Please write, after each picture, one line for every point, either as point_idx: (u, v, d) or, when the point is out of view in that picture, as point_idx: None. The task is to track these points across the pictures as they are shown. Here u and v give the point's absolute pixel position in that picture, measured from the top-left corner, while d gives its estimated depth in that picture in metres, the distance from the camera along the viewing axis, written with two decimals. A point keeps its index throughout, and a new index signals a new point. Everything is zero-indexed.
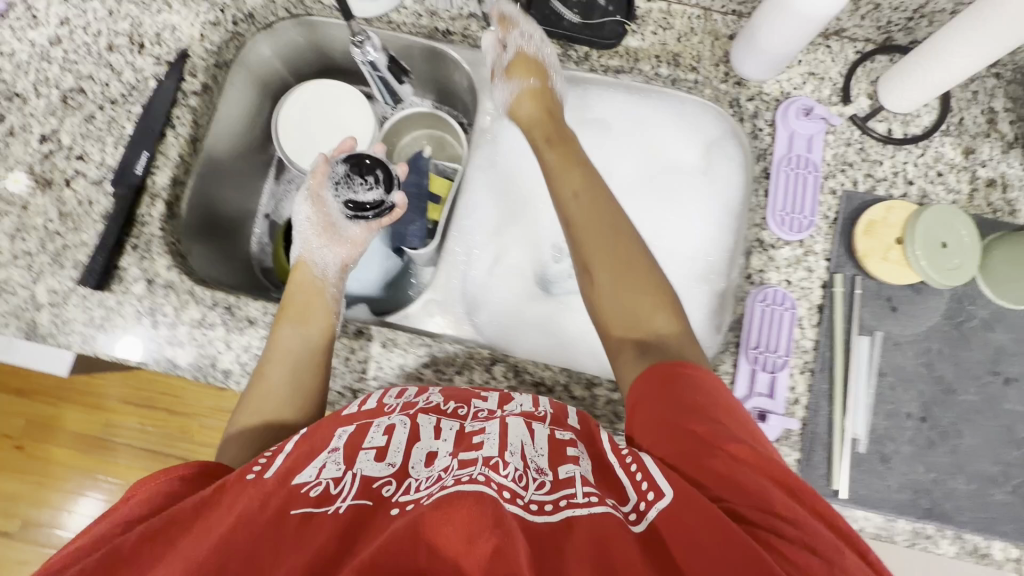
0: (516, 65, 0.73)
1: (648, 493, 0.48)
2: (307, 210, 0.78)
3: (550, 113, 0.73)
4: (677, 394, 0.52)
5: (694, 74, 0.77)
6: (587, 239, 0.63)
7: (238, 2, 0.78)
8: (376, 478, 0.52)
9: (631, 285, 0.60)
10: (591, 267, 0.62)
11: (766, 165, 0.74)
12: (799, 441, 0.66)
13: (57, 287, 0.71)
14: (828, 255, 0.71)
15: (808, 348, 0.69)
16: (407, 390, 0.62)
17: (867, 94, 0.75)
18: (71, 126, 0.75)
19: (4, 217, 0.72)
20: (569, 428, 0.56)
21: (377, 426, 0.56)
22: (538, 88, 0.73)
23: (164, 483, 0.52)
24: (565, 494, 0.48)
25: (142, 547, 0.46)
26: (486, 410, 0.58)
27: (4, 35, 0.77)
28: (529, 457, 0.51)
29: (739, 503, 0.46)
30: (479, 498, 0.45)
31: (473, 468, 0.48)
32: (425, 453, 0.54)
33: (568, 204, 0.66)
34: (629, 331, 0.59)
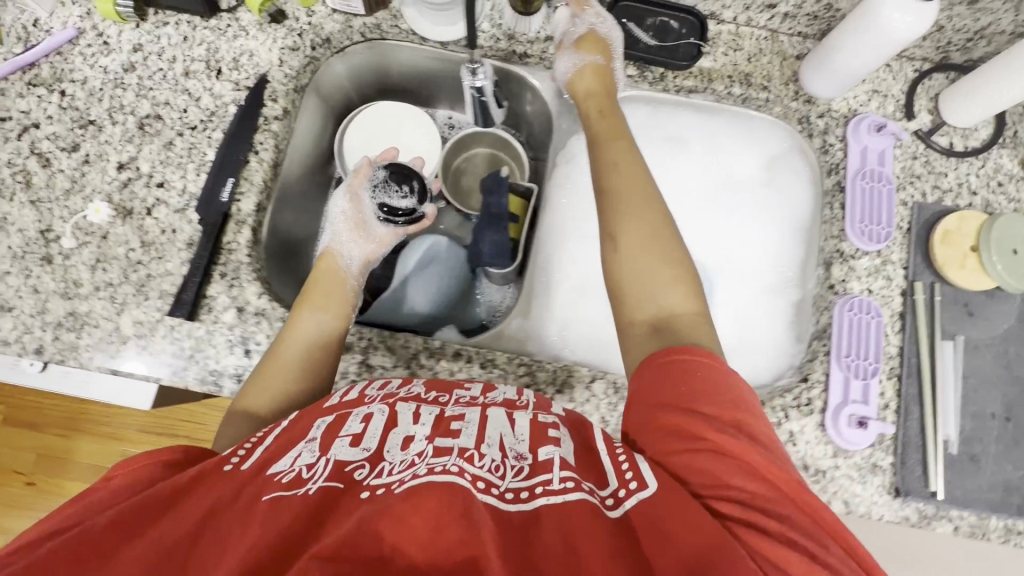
0: (585, 41, 0.74)
1: (631, 481, 0.46)
2: (343, 204, 0.82)
3: (608, 90, 0.74)
4: (694, 380, 0.50)
5: (765, 93, 0.80)
6: (625, 209, 0.62)
7: (316, 27, 0.78)
8: (348, 463, 0.51)
9: (658, 261, 0.59)
10: (619, 237, 0.61)
11: (839, 179, 0.77)
12: (892, 445, 0.69)
13: (143, 318, 0.69)
14: (905, 264, 0.74)
15: (895, 354, 0.71)
16: (391, 381, 0.62)
17: (928, 110, 0.79)
18: (149, 153, 0.73)
19: (83, 248, 0.70)
20: (553, 416, 0.56)
21: (356, 415, 0.56)
22: (602, 66, 0.74)
23: (149, 467, 0.52)
24: (540, 481, 0.47)
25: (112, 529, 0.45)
26: (468, 397, 0.58)
27: (75, 63, 0.76)
28: (508, 448, 0.51)
29: (726, 501, 0.44)
30: (452, 489, 0.45)
31: (447, 458, 0.48)
32: (403, 437, 0.52)
33: (607, 171, 0.65)
34: (640, 305, 0.58)
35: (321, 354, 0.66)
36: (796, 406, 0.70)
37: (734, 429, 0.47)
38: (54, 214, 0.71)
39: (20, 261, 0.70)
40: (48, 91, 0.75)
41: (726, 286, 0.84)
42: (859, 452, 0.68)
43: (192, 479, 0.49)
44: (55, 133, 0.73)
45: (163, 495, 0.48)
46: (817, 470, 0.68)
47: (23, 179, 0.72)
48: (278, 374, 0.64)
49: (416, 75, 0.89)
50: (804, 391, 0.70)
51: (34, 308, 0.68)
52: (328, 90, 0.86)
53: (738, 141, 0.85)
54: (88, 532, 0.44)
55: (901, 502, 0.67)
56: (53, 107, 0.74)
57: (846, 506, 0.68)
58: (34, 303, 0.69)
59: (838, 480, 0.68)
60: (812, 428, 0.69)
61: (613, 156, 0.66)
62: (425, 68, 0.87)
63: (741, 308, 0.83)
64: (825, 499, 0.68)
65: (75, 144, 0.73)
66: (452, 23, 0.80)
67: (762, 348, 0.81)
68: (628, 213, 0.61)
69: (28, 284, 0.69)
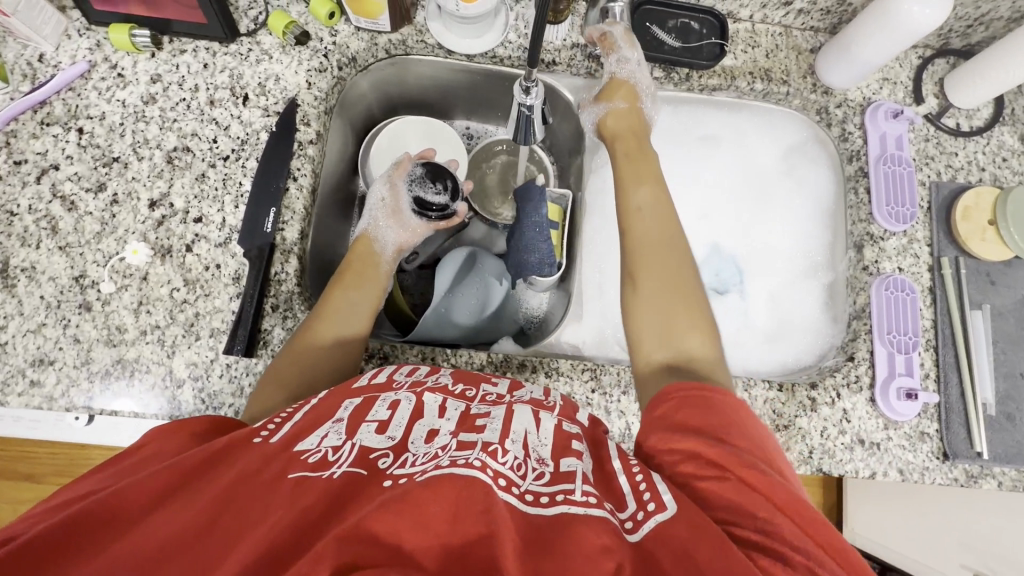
0: (608, 88, 0.76)
1: (649, 502, 0.45)
2: (382, 191, 0.81)
3: (638, 131, 0.74)
4: (713, 407, 0.48)
5: (785, 87, 0.83)
6: (647, 254, 0.62)
7: (341, 47, 0.77)
8: (374, 449, 0.49)
9: (681, 307, 0.58)
10: (641, 279, 0.61)
11: (862, 165, 0.81)
12: (936, 413, 0.73)
13: (197, 359, 0.66)
14: (930, 241, 0.78)
15: (930, 327, 0.75)
16: (418, 368, 0.62)
17: (935, 94, 0.83)
18: (181, 187, 0.71)
19: (124, 291, 0.67)
20: (575, 424, 0.55)
21: (383, 400, 0.55)
22: (625, 109, 0.75)
23: (181, 435, 0.51)
24: (563, 489, 0.45)
25: (144, 489, 0.44)
26: (495, 394, 0.58)
27: (90, 98, 0.72)
28: (531, 447, 0.50)
29: (746, 523, 0.42)
30: (472, 485, 0.43)
31: (471, 452, 0.46)
32: (427, 430, 0.51)
33: (634, 214, 0.65)
34: (660, 344, 0.57)
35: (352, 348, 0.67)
36: (846, 385, 0.73)
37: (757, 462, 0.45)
38: (87, 258, 0.68)
39: (55, 311, 0.66)
40: (63, 130, 0.71)
41: (758, 274, 0.87)
42: (907, 422, 0.73)
43: (215, 450, 0.47)
44: (77, 173, 0.70)
45: (182, 464, 0.46)
46: (872, 443, 0.72)
47: (48, 224, 0.68)
48: (304, 362, 0.63)
49: (437, 87, 0.89)
50: (851, 370, 0.74)
51: (78, 359, 0.65)
52: (352, 108, 0.85)
53: (758, 134, 0.89)
54: (104, 500, 0.43)
55: (950, 465, 0.72)
56: (71, 146, 0.70)
57: (901, 474, 0.72)
58: (77, 354, 0.65)
59: (892, 450, 0.72)
60: (863, 404, 0.73)
61: (639, 198, 0.66)
62: (446, 80, 0.87)
63: (772, 295, 0.86)
64: (881, 469, 0.72)
65: (101, 183, 0.70)
66: (476, 36, 0.79)
67: (801, 331, 0.84)
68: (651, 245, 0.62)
69: (68, 335, 0.66)
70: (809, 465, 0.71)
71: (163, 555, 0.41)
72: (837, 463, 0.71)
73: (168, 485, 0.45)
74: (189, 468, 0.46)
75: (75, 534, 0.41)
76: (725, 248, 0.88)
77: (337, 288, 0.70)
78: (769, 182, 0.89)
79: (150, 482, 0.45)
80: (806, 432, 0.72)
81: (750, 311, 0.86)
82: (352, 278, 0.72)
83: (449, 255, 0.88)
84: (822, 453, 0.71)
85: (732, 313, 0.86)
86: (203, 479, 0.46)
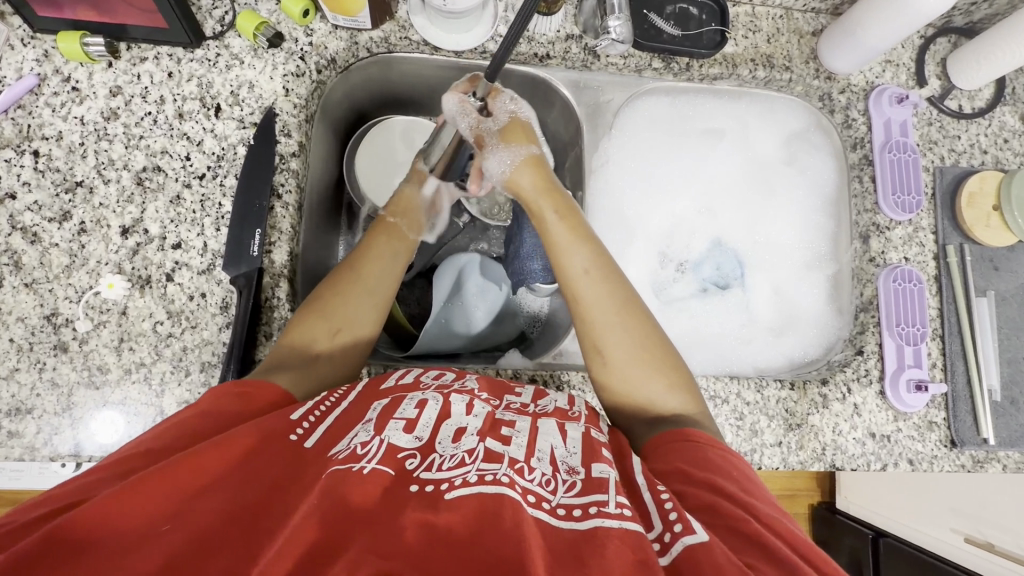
0: (509, 131, 0.68)
1: (676, 522, 0.41)
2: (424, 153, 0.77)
3: (549, 182, 0.67)
4: (705, 453, 0.49)
5: (788, 74, 0.80)
6: (604, 324, 0.58)
7: (319, 48, 0.71)
8: (402, 448, 0.46)
9: (650, 370, 0.57)
10: (605, 352, 0.58)
11: (866, 153, 0.80)
12: (943, 401, 0.73)
13: (189, 397, 0.62)
14: (935, 230, 0.78)
15: (936, 316, 0.75)
16: (445, 373, 0.58)
17: (937, 75, 0.81)
18: (156, 211, 0.65)
19: (102, 328, 0.62)
20: (603, 433, 0.52)
21: (409, 400, 0.51)
22: (536, 155, 0.68)
23: (208, 418, 0.47)
24: (596, 500, 0.42)
25: (175, 475, 0.40)
26: (518, 403, 0.54)
27: (43, 116, 0.65)
28: (559, 460, 0.47)
29: (767, 564, 0.39)
30: (501, 503, 0.41)
31: (497, 466, 0.44)
32: (454, 429, 0.48)
33: (577, 281, 0.60)
34: (638, 414, 0.57)
35: (390, 290, 0.65)
36: (857, 379, 0.73)
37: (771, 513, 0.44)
38: (57, 295, 0.62)
39: (28, 354, 0.61)
40: (17, 153, 0.64)
41: (764, 266, 0.85)
42: (915, 413, 0.73)
43: (251, 441, 0.44)
44: (37, 201, 0.64)
45: (216, 449, 0.43)
46: (882, 436, 0.72)
47: (10, 260, 0.62)
48: (342, 296, 0.61)
49: (424, 86, 0.83)
50: (861, 364, 0.74)
51: (58, 405, 0.61)
52: (334, 113, 0.80)
53: (759, 122, 0.87)
54: (127, 488, 0.39)
55: (957, 452, 0.73)
56: (27, 171, 0.64)
57: (910, 464, 0.72)
58: (58, 400, 0.61)
59: (902, 441, 0.72)
60: (873, 397, 0.73)
61: (579, 260, 0.61)
62: (434, 78, 0.82)
63: (777, 287, 0.85)
64: (892, 461, 0.72)
65: (65, 212, 0.64)
66: (464, 30, 0.74)
67: (808, 324, 0.83)
68: (601, 302, 0.59)
69: (45, 379, 0.61)
70: (822, 462, 0.71)
71: (198, 549, 0.37)
72: (849, 458, 0.71)
73: (202, 470, 0.42)
74: (222, 456, 0.42)
75: (99, 526, 0.37)
76: (729, 241, 0.86)
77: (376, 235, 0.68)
78: (771, 171, 0.87)
79: (181, 468, 0.41)
80: (818, 429, 0.71)
81: (756, 305, 0.84)
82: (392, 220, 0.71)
83: (446, 264, 0.84)
84: (834, 449, 0.71)
85: (736, 308, 0.84)
86: (236, 471, 0.42)
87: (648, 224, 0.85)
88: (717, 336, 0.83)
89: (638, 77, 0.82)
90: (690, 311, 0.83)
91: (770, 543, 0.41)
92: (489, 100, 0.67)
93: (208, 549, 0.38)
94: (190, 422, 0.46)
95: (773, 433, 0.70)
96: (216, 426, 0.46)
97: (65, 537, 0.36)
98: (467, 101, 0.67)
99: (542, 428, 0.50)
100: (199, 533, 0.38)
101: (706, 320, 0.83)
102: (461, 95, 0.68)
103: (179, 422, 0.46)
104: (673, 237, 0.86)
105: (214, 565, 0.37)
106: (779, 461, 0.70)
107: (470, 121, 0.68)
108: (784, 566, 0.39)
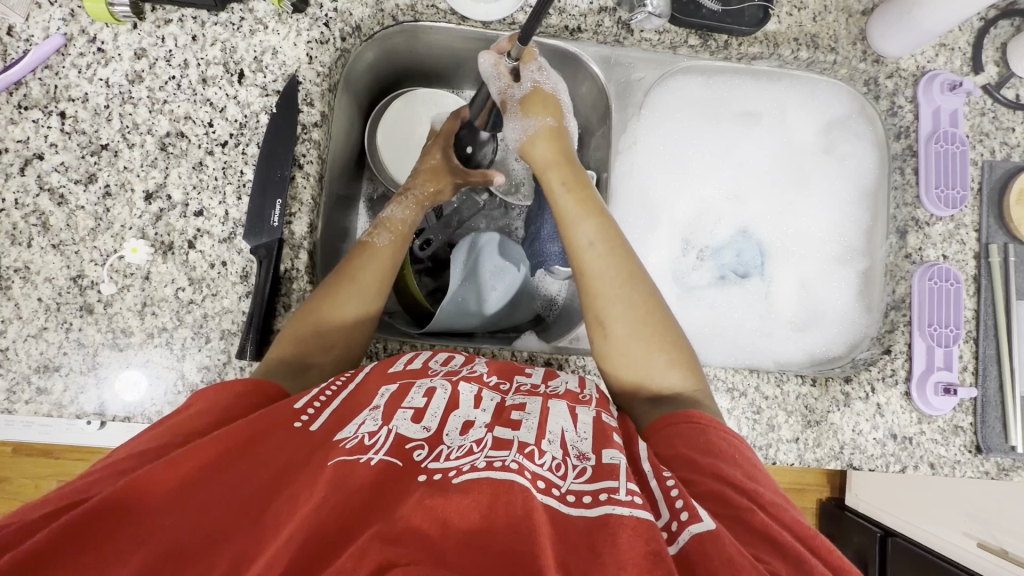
0: (531, 101, 0.66)
1: (683, 511, 0.41)
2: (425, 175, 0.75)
3: (566, 155, 0.66)
4: (708, 439, 0.48)
5: (833, 55, 0.76)
6: (607, 295, 0.58)
7: (343, 14, 0.69)
8: (410, 439, 0.45)
9: (648, 344, 0.56)
10: (606, 324, 0.57)
11: (911, 143, 0.77)
12: (971, 407, 0.71)
13: (209, 362, 0.63)
14: (978, 226, 0.74)
15: (972, 318, 0.72)
16: (454, 357, 0.58)
17: (995, 62, 0.76)
18: (179, 177, 0.65)
19: (126, 292, 0.63)
20: (613, 417, 0.52)
21: (418, 388, 0.51)
22: (554, 127, 0.67)
23: (207, 412, 0.47)
24: (606, 487, 0.42)
25: (178, 471, 0.40)
26: (529, 384, 0.55)
27: (68, 77, 0.65)
28: (569, 444, 0.46)
29: (774, 557, 0.39)
30: (511, 489, 0.40)
31: (507, 453, 0.43)
32: (463, 421, 0.48)
33: (584, 256, 0.60)
34: (638, 391, 0.56)
35: (375, 304, 0.63)
36: (882, 378, 0.71)
37: (778, 503, 0.44)
38: (83, 257, 0.63)
39: (56, 314, 0.62)
40: (44, 114, 0.64)
41: (791, 259, 0.82)
42: (941, 416, 0.71)
43: (256, 432, 0.44)
44: (64, 163, 0.64)
45: (216, 443, 0.42)
46: (904, 438, 0.70)
47: (38, 221, 0.63)
48: (346, 306, 0.60)
49: (450, 57, 0.82)
50: (887, 363, 0.71)
51: (84, 364, 0.62)
52: (358, 81, 0.79)
53: (798, 106, 0.83)
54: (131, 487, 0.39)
55: (982, 458, 0.70)
56: (54, 132, 0.64)
57: (932, 468, 0.70)
58: (84, 359, 0.62)
59: (924, 444, 0.70)
60: (898, 398, 0.71)
61: (586, 233, 0.61)
62: (461, 50, 0.80)
63: (803, 281, 0.82)
64: (912, 464, 0.70)
65: (91, 174, 0.64)
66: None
67: (834, 322, 0.80)
68: (604, 275, 0.58)
69: (71, 339, 0.62)
70: (839, 461, 0.70)
71: (207, 542, 0.38)
72: (868, 458, 0.70)
73: (205, 463, 0.41)
74: (225, 448, 0.42)
75: (99, 524, 0.37)
76: (755, 230, 0.83)
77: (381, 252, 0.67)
78: (805, 158, 0.83)
79: (181, 463, 0.40)
80: (838, 427, 0.69)
81: (779, 297, 0.82)
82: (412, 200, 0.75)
83: (456, 251, 0.82)
84: (853, 449, 0.70)
85: (756, 298, 0.81)
86: (241, 463, 0.42)
87: (674, 209, 0.83)
88: (739, 327, 0.81)
89: (673, 55, 0.79)
90: (712, 300, 0.81)
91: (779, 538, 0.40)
92: (521, 64, 0.65)
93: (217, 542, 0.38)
94: (187, 423, 0.45)
95: (791, 429, 0.69)
96: (213, 419, 0.46)
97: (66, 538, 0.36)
98: (502, 63, 0.64)
99: (553, 410, 0.50)
100: (207, 525, 0.38)
101: (727, 310, 0.81)
102: (497, 56, 0.64)
103: (178, 423, 0.45)
104: (695, 222, 0.83)
105: (222, 554, 0.37)
106: (794, 457, 0.69)
107: (501, 87, 0.66)
108: (794, 561, 0.39)
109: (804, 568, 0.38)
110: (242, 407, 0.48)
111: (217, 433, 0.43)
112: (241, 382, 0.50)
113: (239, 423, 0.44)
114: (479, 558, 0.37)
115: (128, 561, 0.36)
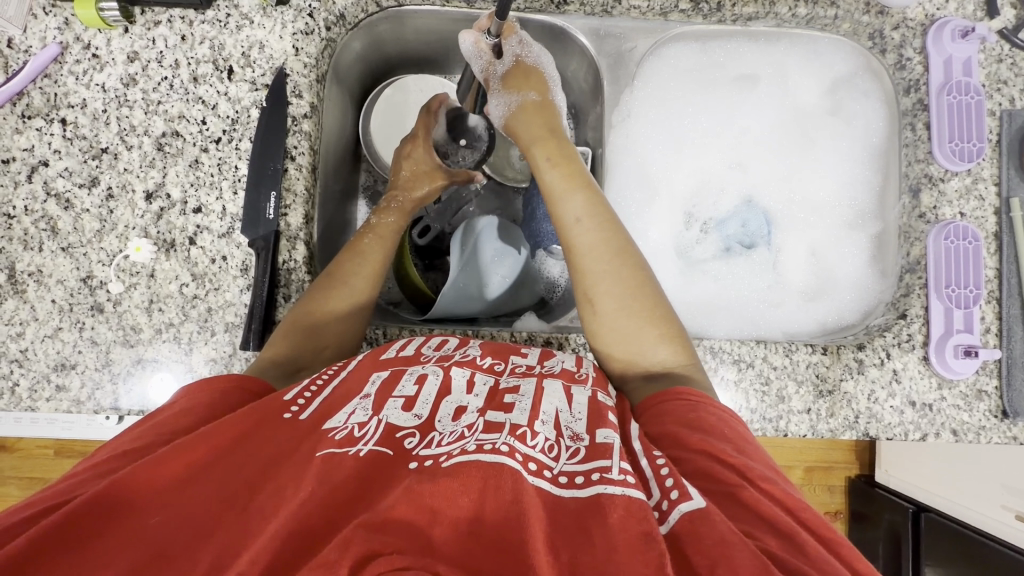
0: (514, 76, 0.66)
1: (673, 491, 0.40)
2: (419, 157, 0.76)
3: (552, 128, 0.65)
4: (701, 418, 0.47)
5: (833, 10, 0.73)
6: (596, 270, 0.57)
7: (327, 3, 0.69)
8: (400, 427, 0.46)
9: (640, 319, 0.55)
10: (596, 301, 0.56)
11: (922, 97, 0.73)
12: (995, 369, 0.68)
13: (215, 355, 0.64)
14: (997, 180, 0.70)
15: (993, 277, 0.69)
16: (447, 341, 0.58)
17: (1012, 3, 0.72)
18: (176, 176, 0.66)
19: (132, 291, 0.65)
20: (610, 396, 0.51)
21: (409, 374, 0.51)
22: (538, 102, 0.66)
23: (198, 412, 0.48)
24: (598, 467, 0.42)
25: (164, 468, 0.41)
26: (524, 366, 0.54)
27: (67, 84, 0.67)
28: (563, 425, 0.46)
29: (767, 534, 0.38)
30: (499, 473, 0.40)
31: (497, 436, 0.43)
32: (454, 407, 0.48)
33: (570, 230, 0.59)
34: (630, 367, 0.55)
35: (365, 300, 0.64)
36: (897, 344, 0.68)
37: (769, 476, 0.43)
38: (91, 258, 0.65)
39: (69, 314, 0.65)
40: (46, 122, 0.66)
41: (800, 226, 0.79)
42: (963, 380, 0.67)
43: (242, 430, 0.44)
44: (68, 168, 0.66)
45: (202, 440, 0.43)
46: (923, 405, 0.67)
47: (47, 225, 0.65)
48: (334, 304, 0.61)
49: (439, 41, 0.81)
50: (903, 329, 0.68)
51: (98, 361, 0.64)
52: (348, 71, 0.79)
53: (800, 67, 0.80)
54: (119, 486, 0.40)
55: (1009, 423, 0.67)
56: (57, 139, 0.66)
57: (954, 435, 0.67)
58: (97, 356, 0.64)
59: (946, 410, 0.67)
60: (915, 363, 0.68)
61: (574, 208, 0.59)
62: (449, 32, 0.79)
63: (813, 249, 0.79)
64: (933, 431, 0.67)
65: (93, 177, 0.66)
66: None
67: (847, 289, 0.77)
68: (594, 249, 0.57)
69: (85, 338, 0.65)
70: (855, 431, 0.67)
71: (191, 539, 0.38)
72: (885, 427, 0.67)
73: (191, 461, 0.42)
74: (213, 445, 0.43)
75: (88, 523, 0.38)
76: (760, 199, 0.81)
77: (371, 248, 0.68)
78: (810, 121, 0.80)
79: (168, 460, 0.42)
80: (851, 396, 0.67)
81: (788, 267, 0.79)
82: (401, 196, 0.76)
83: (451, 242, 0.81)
84: (869, 418, 0.67)
85: (763, 269, 0.79)
86: (226, 459, 0.43)
87: (675, 181, 0.81)
88: (746, 299, 0.79)
89: (665, 21, 0.77)
90: (716, 272, 0.79)
91: (770, 514, 0.39)
92: (501, 40, 0.65)
93: (201, 538, 0.39)
94: (178, 421, 0.47)
95: (802, 400, 0.67)
96: (202, 416, 0.47)
97: (57, 536, 0.37)
98: (481, 41, 0.66)
99: (546, 390, 0.49)
100: (192, 522, 0.39)
101: (733, 282, 0.79)
102: (476, 35, 0.65)
103: (169, 421, 0.47)
104: (696, 193, 0.81)
105: (207, 548, 0.38)
106: (806, 428, 0.67)
107: (483, 64, 0.67)
108: (784, 535, 0.38)
109: (795, 543, 0.37)
110: (228, 405, 0.49)
111: (201, 430, 0.44)
112: (228, 379, 0.51)
113: (225, 419, 0.45)
114: (470, 544, 0.37)
115: (115, 556, 0.37)
